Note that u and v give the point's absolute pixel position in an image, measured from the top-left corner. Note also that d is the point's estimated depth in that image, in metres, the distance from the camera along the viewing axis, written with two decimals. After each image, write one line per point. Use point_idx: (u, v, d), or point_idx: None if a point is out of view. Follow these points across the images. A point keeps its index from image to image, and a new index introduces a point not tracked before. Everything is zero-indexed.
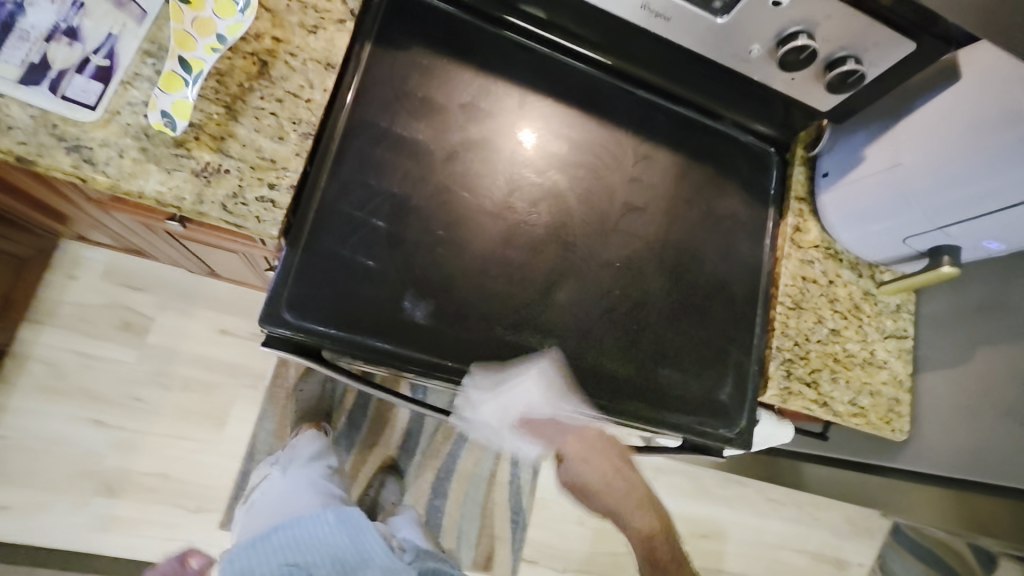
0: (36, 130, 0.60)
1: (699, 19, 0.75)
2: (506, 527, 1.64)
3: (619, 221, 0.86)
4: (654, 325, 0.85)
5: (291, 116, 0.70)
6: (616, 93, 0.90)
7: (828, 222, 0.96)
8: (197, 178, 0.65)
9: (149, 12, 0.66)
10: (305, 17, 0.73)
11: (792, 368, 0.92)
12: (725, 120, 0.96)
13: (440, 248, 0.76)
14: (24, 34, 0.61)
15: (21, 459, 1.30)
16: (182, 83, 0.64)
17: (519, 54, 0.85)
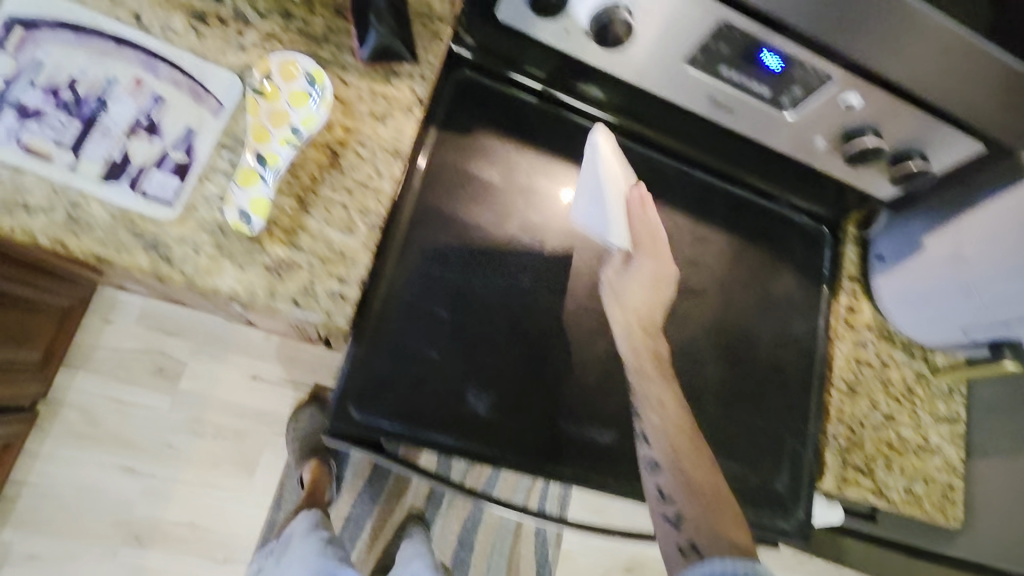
0: (115, 229, 0.61)
1: (766, 114, 0.75)
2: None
3: (676, 305, 0.85)
4: (711, 413, 0.84)
5: (361, 207, 0.70)
6: (672, 173, 0.90)
7: (884, 306, 0.95)
8: (270, 274, 0.65)
9: (226, 105, 0.66)
10: (375, 105, 0.73)
11: (847, 456, 0.91)
12: (779, 201, 0.96)
13: (501, 337, 0.75)
14: (107, 130, 0.62)
15: (53, 507, 1.30)
16: (258, 177, 0.64)
17: (579, 137, 0.85)
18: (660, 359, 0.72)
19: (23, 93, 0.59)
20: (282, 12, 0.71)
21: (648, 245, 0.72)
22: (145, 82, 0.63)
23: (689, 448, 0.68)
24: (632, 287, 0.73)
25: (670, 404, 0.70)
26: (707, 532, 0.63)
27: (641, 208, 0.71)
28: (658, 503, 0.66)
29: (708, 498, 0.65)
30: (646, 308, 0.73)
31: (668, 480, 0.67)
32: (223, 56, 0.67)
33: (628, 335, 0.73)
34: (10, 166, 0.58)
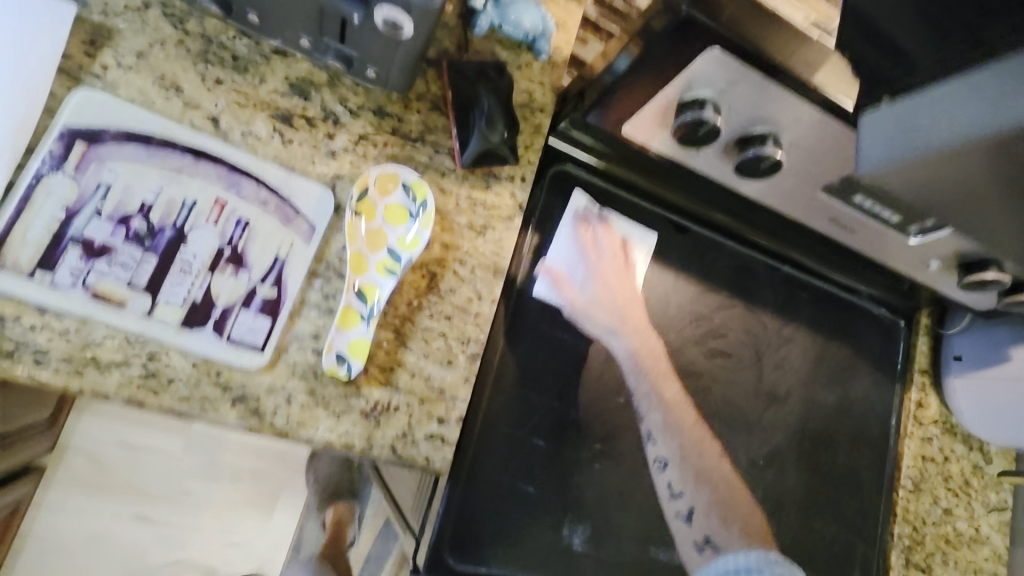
0: (198, 381, 0.53)
1: (883, 235, 0.71)
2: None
3: (763, 414, 0.82)
4: (793, 526, 0.82)
5: (460, 335, 0.63)
6: (763, 270, 0.84)
7: (953, 404, 0.94)
8: (367, 420, 0.58)
9: (317, 226, 0.58)
10: (474, 216, 0.65)
11: (911, 555, 0.91)
12: (861, 294, 0.92)
13: (596, 464, 0.71)
14: (186, 265, 0.53)
15: (59, 559, 1.22)
16: (358, 316, 0.57)
17: (675, 236, 0.79)
18: (660, 364, 0.74)
19: (88, 225, 0.50)
20: (375, 108, 0.62)
21: (605, 256, 0.73)
22: (228, 204, 0.54)
23: (696, 444, 0.74)
24: (591, 296, 0.72)
25: (677, 405, 0.74)
26: (720, 522, 0.73)
27: (596, 226, 0.73)
28: (671, 501, 0.73)
29: (717, 491, 0.74)
30: (621, 311, 0.72)
31: (678, 475, 0.73)
32: (311, 165, 0.59)
33: (616, 340, 0.72)
34: (78, 316, 0.49)
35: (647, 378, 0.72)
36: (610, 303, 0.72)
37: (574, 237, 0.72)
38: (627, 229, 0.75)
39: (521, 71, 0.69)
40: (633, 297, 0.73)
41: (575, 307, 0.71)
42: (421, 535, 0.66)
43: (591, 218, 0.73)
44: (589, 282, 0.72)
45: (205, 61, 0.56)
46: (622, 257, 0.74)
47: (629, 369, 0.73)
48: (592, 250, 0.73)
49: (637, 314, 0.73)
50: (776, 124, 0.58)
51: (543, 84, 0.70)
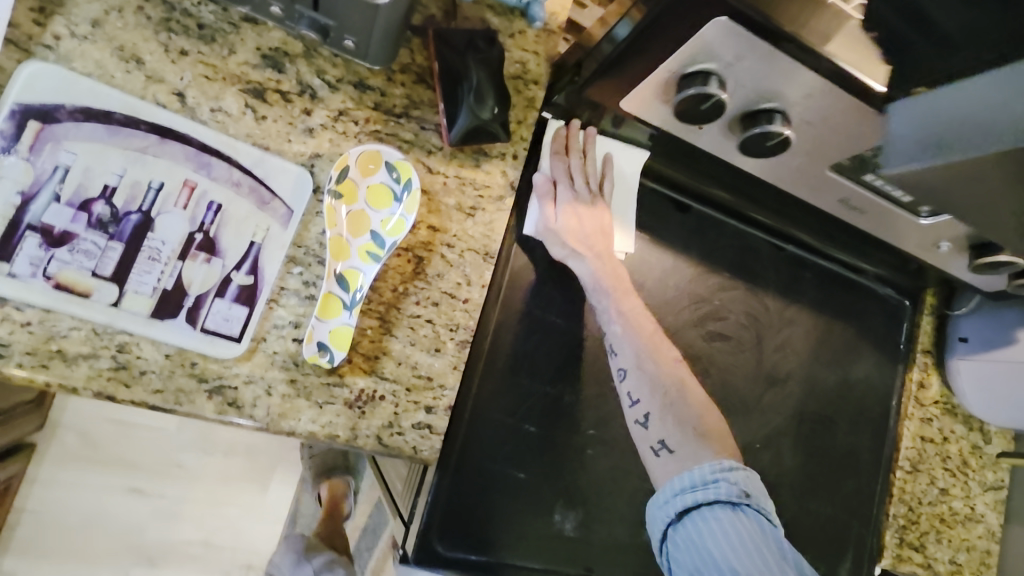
0: (172, 372, 0.50)
1: (895, 217, 0.68)
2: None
3: (761, 397, 0.80)
4: (787, 508, 0.81)
5: (448, 322, 0.61)
6: (765, 249, 0.81)
7: (957, 385, 0.92)
8: (351, 409, 0.56)
9: (295, 209, 0.54)
10: (463, 196, 0.62)
11: (904, 535, 0.91)
12: (867, 274, 0.89)
13: (589, 451, 0.69)
14: (154, 252, 0.50)
15: (56, 533, 1.23)
16: (340, 304, 0.54)
17: (674, 215, 0.75)
18: (619, 275, 0.66)
19: (46, 211, 0.47)
20: (355, 81, 0.58)
21: (584, 177, 0.66)
22: (198, 186, 0.51)
23: (657, 348, 0.64)
24: (564, 216, 0.65)
25: (636, 309, 0.66)
26: (681, 427, 0.60)
27: (577, 139, 0.66)
28: (629, 410, 0.63)
29: (677, 398, 0.62)
30: (585, 231, 0.65)
31: (636, 382, 0.63)
32: (287, 143, 0.55)
33: (576, 258, 0.65)
34: (41, 307, 0.47)
35: (606, 292, 0.65)
36: (578, 224, 0.65)
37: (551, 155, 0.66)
38: (607, 145, 0.69)
39: (514, 39, 0.64)
40: (607, 222, 0.66)
41: (543, 224, 0.65)
42: (409, 519, 0.65)
43: (572, 133, 0.66)
44: (562, 200, 0.65)
45: (167, 30, 0.52)
46: (602, 178, 0.67)
47: (590, 288, 0.66)
48: (572, 169, 0.66)
49: (603, 236, 0.66)
50: (786, 99, 0.54)
51: (538, 53, 0.65)
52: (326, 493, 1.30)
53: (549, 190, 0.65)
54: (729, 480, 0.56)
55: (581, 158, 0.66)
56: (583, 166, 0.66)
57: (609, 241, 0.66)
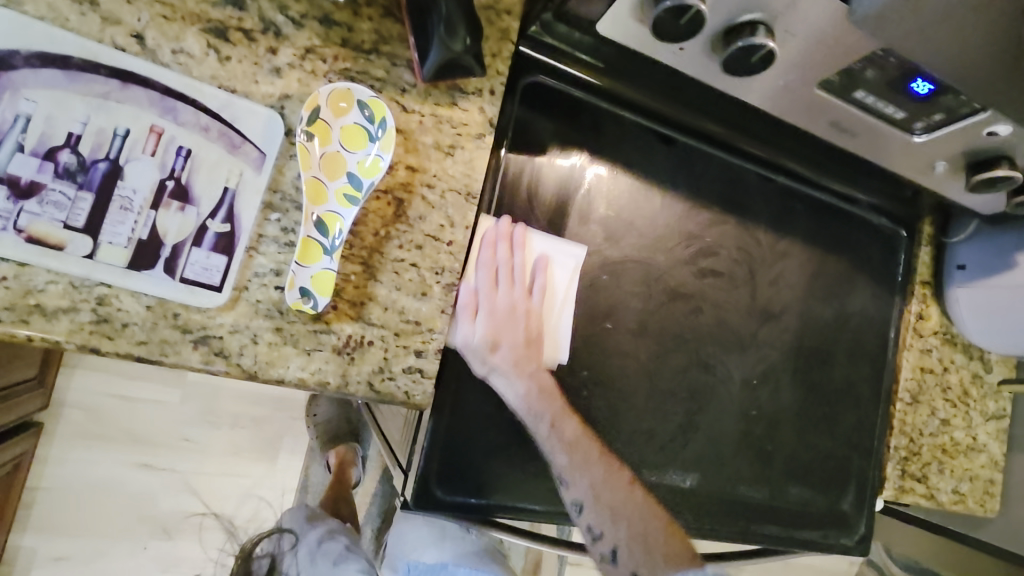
0: (154, 324, 0.50)
1: (887, 138, 0.67)
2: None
3: (756, 332, 0.80)
4: (787, 443, 0.81)
5: (433, 265, 0.60)
6: (755, 181, 0.81)
7: (954, 313, 0.91)
8: (340, 356, 0.56)
9: (267, 152, 0.53)
10: (440, 135, 0.61)
11: (906, 466, 0.91)
12: (862, 204, 0.88)
13: (585, 391, 0.69)
14: (126, 202, 0.49)
15: (71, 508, 1.25)
16: (320, 249, 0.53)
17: (661, 149, 0.75)
18: (553, 399, 0.63)
19: (11, 161, 0.46)
20: (320, 17, 0.56)
21: (511, 281, 0.64)
22: (165, 132, 0.50)
23: (608, 475, 0.64)
24: (484, 329, 0.62)
25: (580, 436, 0.63)
26: (644, 555, 0.62)
27: (498, 240, 0.64)
28: (593, 544, 0.64)
29: (640, 525, 0.63)
30: (509, 347, 0.62)
31: (595, 517, 0.63)
32: (254, 85, 0.53)
33: (500, 377, 0.62)
34: (14, 261, 0.46)
35: (540, 419, 0.62)
36: (502, 340, 0.62)
37: (476, 257, 0.64)
38: (545, 244, 0.66)
39: None
40: (533, 331, 0.64)
41: (465, 341, 0.61)
42: (408, 468, 0.65)
43: (501, 233, 0.64)
44: (482, 311, 0.62)
45: None
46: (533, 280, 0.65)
47: (521, 412, 0.62)
48: (497, 272, 0.63)
49: (529, 347, 0.63)
50: (768, 9, 0.52)
51: None
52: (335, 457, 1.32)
53: (469, 302, 0.62)
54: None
55: (500, 269, 0.64)
56: (503, 279, 0.63)
57: (538, 353, 0.64)
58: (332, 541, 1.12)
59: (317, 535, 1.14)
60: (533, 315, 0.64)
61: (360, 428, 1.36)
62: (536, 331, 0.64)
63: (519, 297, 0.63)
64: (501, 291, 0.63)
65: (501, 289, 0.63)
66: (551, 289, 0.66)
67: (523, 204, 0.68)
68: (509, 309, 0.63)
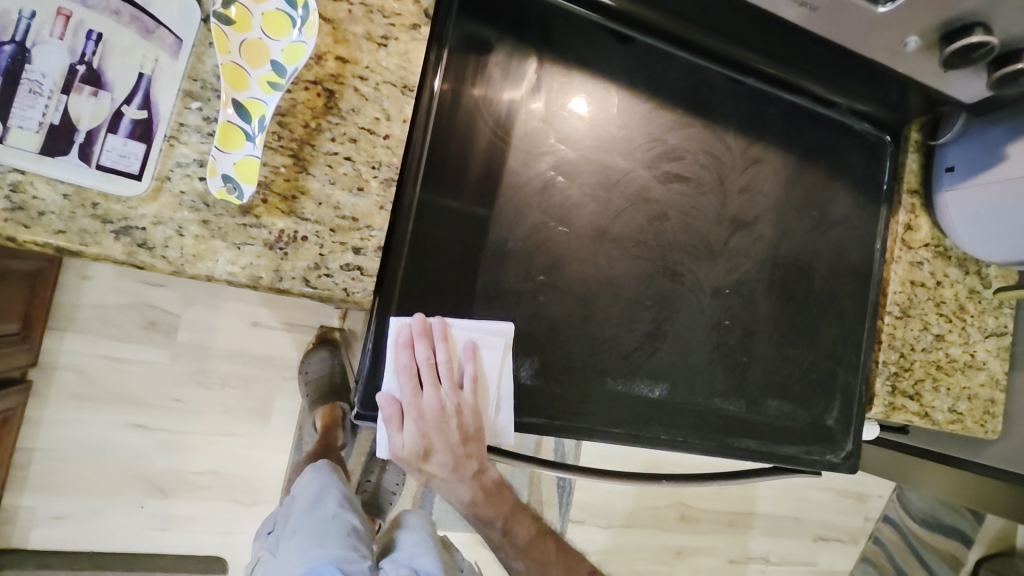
0: (72, 213, 0.49)
1: (853, 13, 0.62)
2: (555, 510, 1.61)
3: (728, 241, 0.76)
4: (763, 355, 0.78)
5: (369, 160, 0.58)
6: (723, 83, 0.76)
7: (946, 222, 0.87)
8: (272, 251, 0.54)
9: (184, 38, 0.51)
10: (372, 26, 0.58)
11: (897, 382, 0.87)
12: (841, 108, 0.83)
13: (542, 296, 0.67)
14: (36, 86, 0.47)
15: (66, 468, 1.25)
16: (242, 135, 0.52)
17: (618, 49, 0.70)
18: (497, 503, 0.74)
19: None
20: None
21: (437, 381, 0.61)
22: (73, 15, 0.48)
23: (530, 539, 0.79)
24: (413, 440, 0.61)
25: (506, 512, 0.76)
26: None
27: (419, 346, 0.60)
28: None
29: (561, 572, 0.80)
30: (445, 454, 0.64)
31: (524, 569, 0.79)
32: None
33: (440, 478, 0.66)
34: None
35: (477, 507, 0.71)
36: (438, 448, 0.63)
37: (393, 361, 0.60)
38: (468, 331, 0.62)
39: None
40: (466, 429, 0.63)
41: (396, 451, 0.61)
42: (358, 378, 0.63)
43: (416, 335, 0.60)
44: (409, 420, 0.61)
45: None
46: (461, 372, 0.62)
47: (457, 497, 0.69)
48: (420, 376, 0.60)
49: (466, 447, 0.64)
50: None
51: None
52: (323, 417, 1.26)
53: (395, 415, 0.60)
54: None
55: (426, 370, 0.60)
56: (431, 383, 0.60)
57: (474, 445, 0.64)
58: (351, 511, 0.97)
59: (334, 499, 0.98)
60: (467, 413, 0.63)
61: (347, 391, 1.29)
62: (470, 428, 0.63)
63: (449, 399, 0.61)
64: (429, 398, 0.60)
65: (429, 396, 0.60)
66: (484, 378, 0.64)
67: (470, 109, 0.64)
68: (440, 414, 0.61)
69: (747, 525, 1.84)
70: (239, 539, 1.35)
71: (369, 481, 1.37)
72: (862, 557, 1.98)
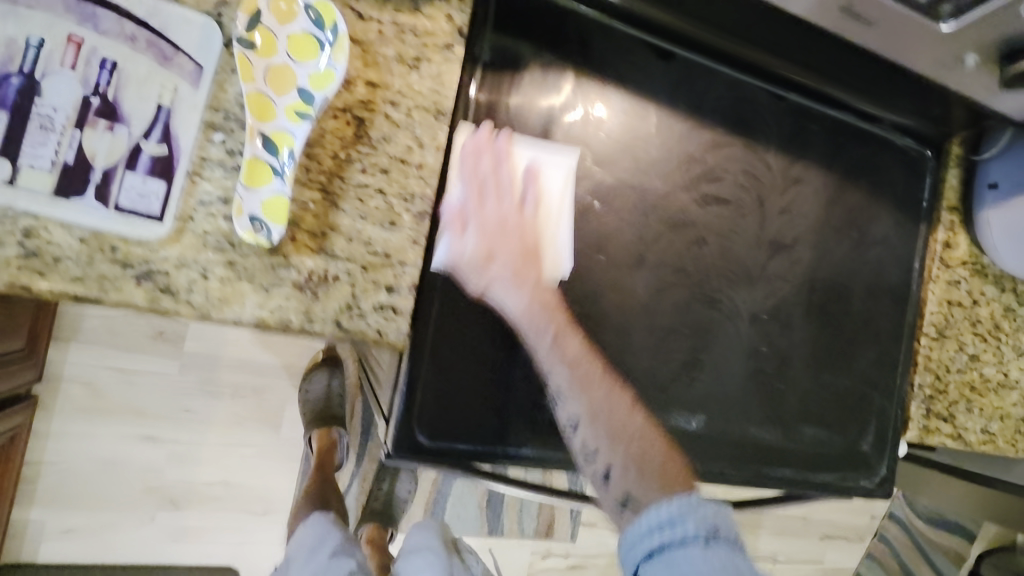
0: (90, 258, 0.45)
1: (910, 27, 0.58)
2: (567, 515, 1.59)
3: (766, 265, 0.73)
4: (801, 383, 0.75)
5: (402, 192, 0.54)
6: (763, 99, 0.73)
7: (985, 239, 0.84)
8: (302, 292, 0.51)
9: (205, 65, 0.48)
10: (403, 47, 0.54)
11: (932, 405, 0.86)
12: (882, 122, 0.80)
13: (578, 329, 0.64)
14: (46, 121, 0.44)
15: (75, 481, 1.22)
16: (269, 171, 0.48)
17: (657, 65, 0.67)
18: (561, 316, 0.55)
19: None
20: None
21: (499, 192, 0.57)
22: (85, 42, 0.44)
23: (606, 394, 0.53)
24: (473, 245, 0.56)
25: (580, 352, 0.54)
26: (652, 490, 0.49)
27: (484, 150, 0.58)
28: (603, 496, 0.52)
29: (646, 454, 0.51)
30: (505, 256, 0.56)
31: (594, 438, 0.52)
32: None
33: (499, 288, 0.56)
34: None
35: (538, 333, 0.54)
36: (500, 250, 0.56)
37: (461, 168, 0.58)
38: (531, 151, 0.61)
39: None
40: (529, 240, 0.57)
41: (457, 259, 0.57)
42: (389, 415, 0.61)
43: (482, 141, 0.58)
44: (470, 225, 0.56)
45: None
46: (525, 190, 0.59)
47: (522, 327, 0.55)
48: (484, 184, 0.57)
49: (528, 254, 0.57)
50: None
51: None
52: (318, 441, 1.26)
53: (455, 216, 0.57)
54: (696, 517, 0.46)
55: (490, 173, 0.57)
56: (494, 185, 0.57)
57: (539, 265, 0.57)
58: (345, 556, 0.95)
59: (329, 548, 0.97)
60: (529, 229, 0.57)
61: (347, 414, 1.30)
62: (531, 238, 0.57)
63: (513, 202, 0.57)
64: (494, 203, 0.57)
65: (491, 197, 0.57)
66: (546, 204, 0.61)
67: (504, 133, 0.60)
68: (501, 215, 0.57)
69: (757, 526, 1.83)
70: (252, 549, 1.33)
71: (382, 489, 1.35)
72: (868, 554, 1.98)
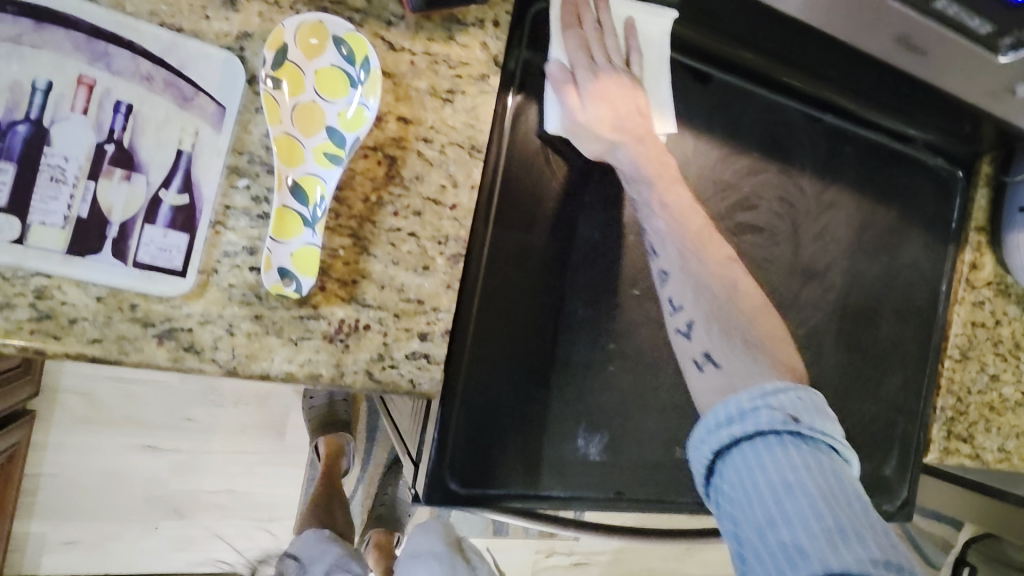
0: (108, 318, 0.42)
1: (965, 57, 0.55)
2: None
3: (798, 292, 0.72)
4: (828, 411, 0.75)
5: (435, 234, 0.51)
6: (801, 121, 0.69)
7: (1013, 261, 0.82)
8: (333, 344, 0.48)
9: (227, 105, 0.44)
10: (436, 78, 0.50)
11: (952, 427, 0.85)
12: (916, 141, 0.77)
13: (612, 366, 0.62)
14: (58, 172, 0.40)
15: (75, 493, 1.20)
16: (299, 220, 0.45)
17: (695, 88, 0.63)
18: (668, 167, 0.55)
19: None
20: None
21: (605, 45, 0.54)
22: (97, 84, 0.40)
23: (702, 245, 0.55)
24: (588, 103, 0.53)
25: (683, 207, 0.55)
26: (740, 347, 0.51)
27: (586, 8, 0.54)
28: (683, 346, 0.54)
29: (732, 307, 0.53)
30: (620, 110, 0.54)
31: (679, 287, 0.55)
32: (205, 21, 0.43)
33: (615, 149, 0.55)
34: None
35: (649, 184, 0.54)
36: (611, 111, 0.53)
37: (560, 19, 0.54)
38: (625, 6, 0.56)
39: None
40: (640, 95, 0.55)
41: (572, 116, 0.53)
42: (419, 459, 0.59)
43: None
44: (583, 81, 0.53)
45: None
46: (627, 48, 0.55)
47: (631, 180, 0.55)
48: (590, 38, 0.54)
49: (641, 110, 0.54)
50: None
51: None
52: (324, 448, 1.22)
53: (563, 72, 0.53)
54: (772, 403, 0.47)
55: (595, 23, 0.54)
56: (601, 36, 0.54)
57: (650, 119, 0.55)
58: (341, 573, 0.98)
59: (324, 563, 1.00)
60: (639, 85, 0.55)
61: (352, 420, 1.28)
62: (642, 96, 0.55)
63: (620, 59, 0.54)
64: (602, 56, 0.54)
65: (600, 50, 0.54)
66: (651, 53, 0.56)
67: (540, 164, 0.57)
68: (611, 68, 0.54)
69: None
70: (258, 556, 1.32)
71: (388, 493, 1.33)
72: None
